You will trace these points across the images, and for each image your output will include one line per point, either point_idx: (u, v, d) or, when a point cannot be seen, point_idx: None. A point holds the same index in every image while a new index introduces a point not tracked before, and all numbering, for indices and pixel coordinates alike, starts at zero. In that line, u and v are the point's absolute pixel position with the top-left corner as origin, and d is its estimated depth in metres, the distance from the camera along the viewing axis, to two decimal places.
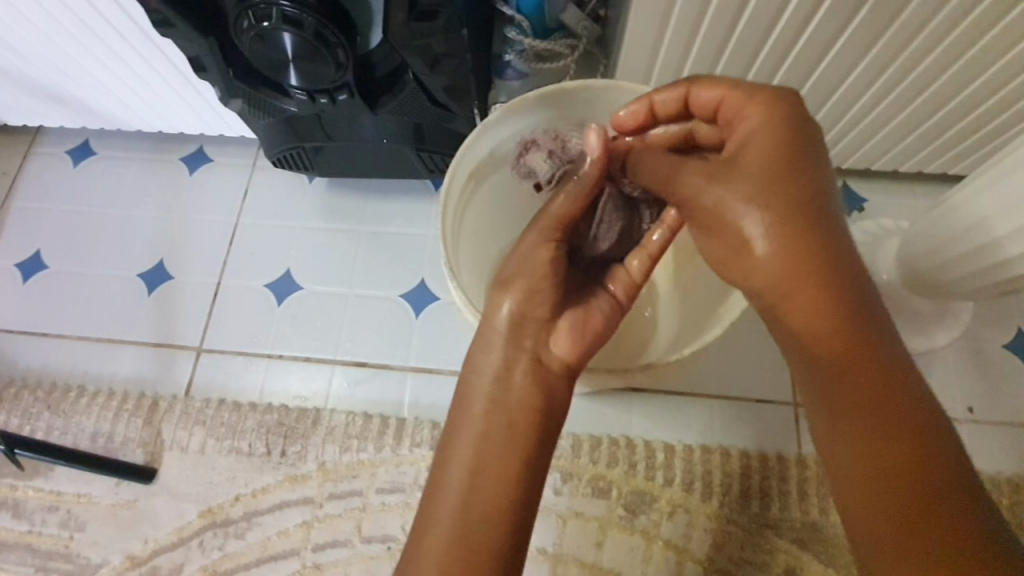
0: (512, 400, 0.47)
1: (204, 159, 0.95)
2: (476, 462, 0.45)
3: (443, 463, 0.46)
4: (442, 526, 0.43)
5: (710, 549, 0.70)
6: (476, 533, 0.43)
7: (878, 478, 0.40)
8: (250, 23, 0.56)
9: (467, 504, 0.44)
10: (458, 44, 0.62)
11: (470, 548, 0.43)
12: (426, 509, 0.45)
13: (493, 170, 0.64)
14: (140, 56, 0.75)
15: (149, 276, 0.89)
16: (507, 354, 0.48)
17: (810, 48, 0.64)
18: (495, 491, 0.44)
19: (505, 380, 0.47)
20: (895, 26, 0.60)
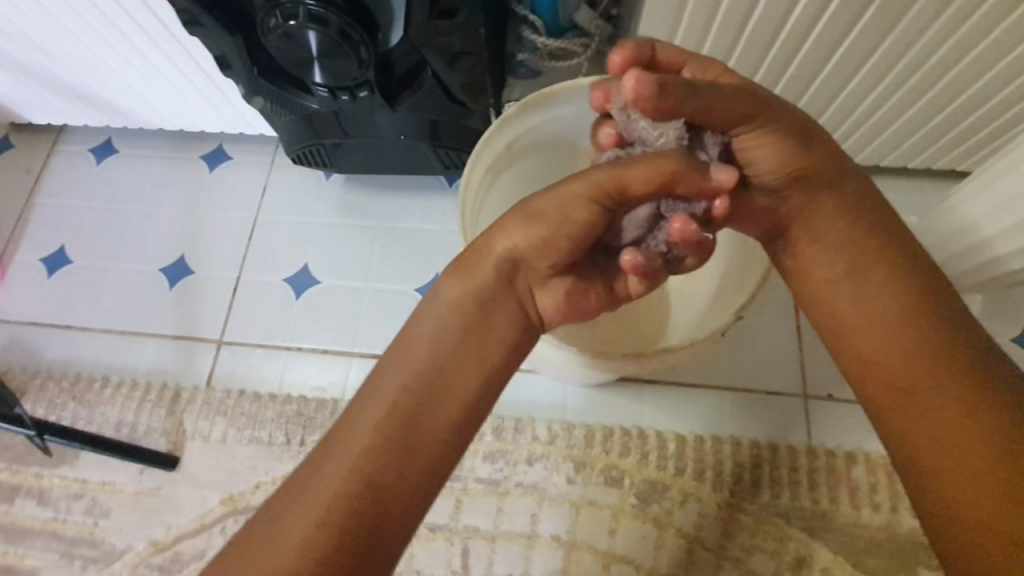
0: (481, 337, 0.48)
1: (223, 157, 0.97)
2: (424, 376, 0.46)
3: (394, 364, 0.46)
4: (371, 420, 0.44)
5: (722, 537, 0.71)
6: (405, 440, 0.44)
7: (947, 425, 0.44)
8: (277, 21, 0.58)
9: (401, 408, 0.45)
10: (476, 42, 0.64)
11: (395, 451, 0.44)
12: (362, 402, 0.46)
13: (510, 164, 0.66)
14: (166, 56, 0.78)
15: (170, 271, 0.91)
16: (489, 288, 0.48)
17: (818, 47, 0.65)
18: (434, 411, 0.45)
19: (480, 314, 0.48)
20: (901, 24, 0.61)
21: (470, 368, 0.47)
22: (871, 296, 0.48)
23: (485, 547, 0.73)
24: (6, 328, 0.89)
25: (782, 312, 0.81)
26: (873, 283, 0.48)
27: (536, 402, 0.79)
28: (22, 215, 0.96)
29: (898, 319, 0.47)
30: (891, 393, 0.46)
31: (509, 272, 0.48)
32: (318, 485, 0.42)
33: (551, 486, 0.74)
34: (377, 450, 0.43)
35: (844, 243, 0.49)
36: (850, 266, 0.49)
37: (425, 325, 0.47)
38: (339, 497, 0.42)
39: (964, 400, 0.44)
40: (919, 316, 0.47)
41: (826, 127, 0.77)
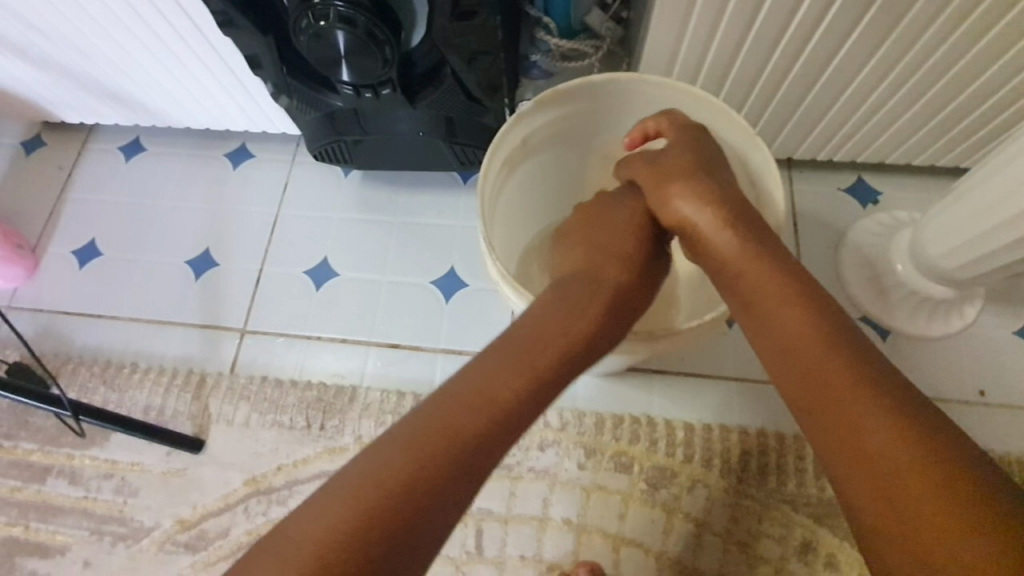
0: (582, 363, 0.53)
1: (247, 155, 1.01)
2: (516, 386, 0.48)
3: (491, 371, 0.49)
4: (457, 410, 0.46)
5: (729, 522, 0.73)
6: (479, 439, 0.46)
7: (882, 477, 0.42)
8: (307, 22, 0.62)
9: (478, 408, 0.47)
10: (493, 42, 0.67)
11: (466, 446, 0.45)
12: (456, 392, 0.48)
13: (525, 158, 0.68)
14: (197, 57, 0.82)
15: (195, 263, 0.95)
16: (596, 305, 0.54)
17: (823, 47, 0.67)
18: (519, 422, 0.48)
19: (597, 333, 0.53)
20: (901, 26, 0.63)
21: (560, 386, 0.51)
22: (783, 326, 0.49)
23: (498, 529, 0.75)
24: (39, 317, 0.93)
25: None
26: (789, 312, 0.49)
27: None
28: (55, 209, 1.00)
29: (795, 348, 0.48)
30: (822, 416, 0.46)
31: (611, 298, 0.55)
32: (389, 461, 0.43)
33: (562, 471, 0.77)
34: (453, 437, 0.45)
35: (755, 274, 0.52)
36: (759, 297, 0.51)
37: (519, 338, 0.51)
38: (400, 476, 0.43)
39: (898, 419, 0.43)
40: (835, 343, 0.47)
41: (831, 125, 0.79)
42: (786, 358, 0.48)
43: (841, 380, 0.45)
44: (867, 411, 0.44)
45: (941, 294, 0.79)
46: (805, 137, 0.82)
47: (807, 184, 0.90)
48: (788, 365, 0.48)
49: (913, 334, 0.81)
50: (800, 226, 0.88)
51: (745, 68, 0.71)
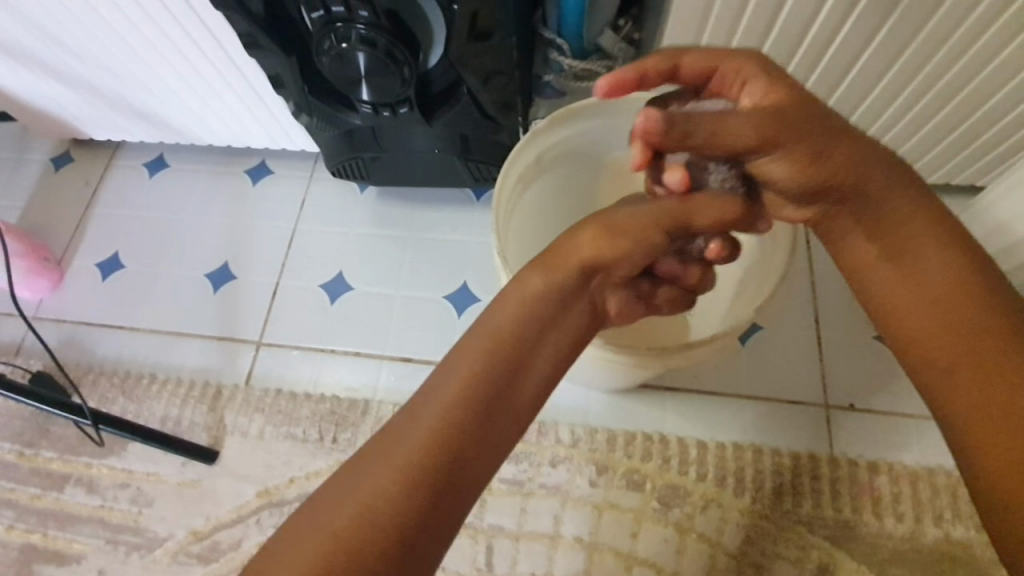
0: (520, 359, 0.45)
1: (266, 172, 1.04)
2: (454, 419, 0.42)
3: (421, 402, 0.43)
4: (388, 455, 0.41)
5: (743, 543, 0.72)
6: (421, 492, 0.40)
7: None
8: (330, 44, 0.64)
9: (481, 392, 0.44)
10: (508, 62, 0.69)
11: (411, 485, 0.40)
12: (414, 409, 0.43)
13: (538, 176, 0.70)
14: (222, 77, 0.85)
15: (214, 276, 0.97)
16: (524, 307, 0.47)
17: (836, 63, 0.68)
18: (463, 445, 0.42)
19: (522, 337, 0.46)
20: (917, 40, 0.64)
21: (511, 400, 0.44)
22: (914, 275, 0.46)
23: (509, 546, 0.75)
24: (63, 327, 0.95)
25: (801, 323, 0.83)
26: (908, 255, 0.46)
27: (559, 406, 0.81)
28: (81, 223, 1.03)
29: (922, 297, 0.46)
30: (936, 373, 0.45)
31: (555, 298, 0.48)
32: (324, 518, 0.39)
33: (574, 488, 0.76)
34: (400, 479, 0.40)
35: (890, 221, 0.46)
36: (903, 249, 0.46)
37: (457, 356, 0.45)
38: (409, 473, 0.40)
39: (1000, 374, 0.42)
40: (965, 280, 0.45)
41: None
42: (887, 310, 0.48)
43: (956, 332, 0.44)
44: (979, 350, 0.43)
45: None
46: None
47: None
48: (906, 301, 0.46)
49: None
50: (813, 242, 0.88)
51: None
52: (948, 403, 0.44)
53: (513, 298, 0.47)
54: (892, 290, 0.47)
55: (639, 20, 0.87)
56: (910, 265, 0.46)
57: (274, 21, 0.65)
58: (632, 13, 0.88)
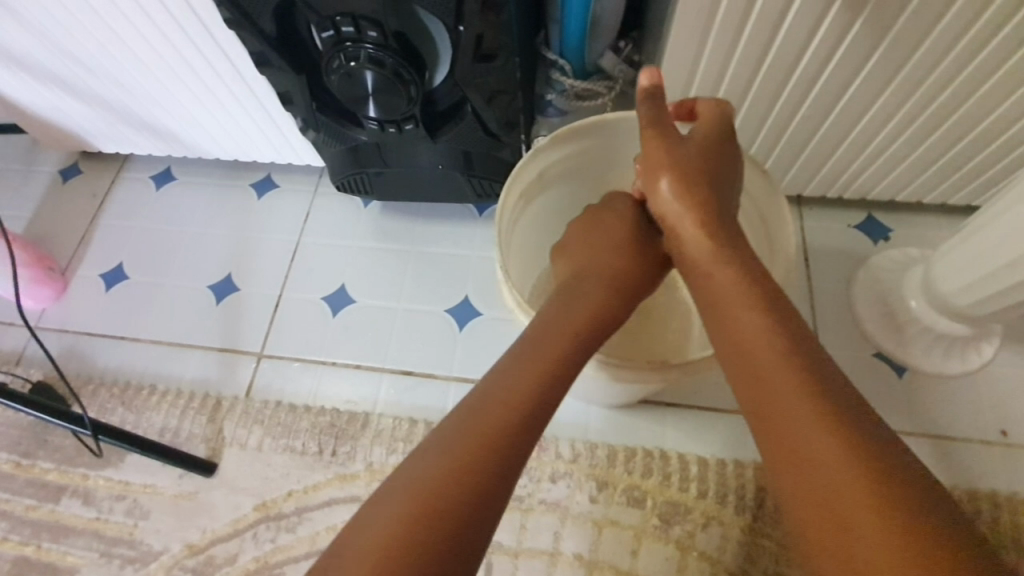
0: (567, 372, 0.51)
1: (271, 185, 1.05)
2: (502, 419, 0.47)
3: (480, 402, 0.48)
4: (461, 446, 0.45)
5: (744, 561, 0.71)
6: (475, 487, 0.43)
7: (837, 473, 0.40)
8: (339, 62, 0.66)
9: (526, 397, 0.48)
10: (511, 81, 0.70)
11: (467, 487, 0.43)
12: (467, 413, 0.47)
13: (541, 192, 0.71)
14: (231, 93, 0.86)
15: (217, 288, 0.97)
16: (560, 328, 0.53)
17: (824, 96, 0.70)
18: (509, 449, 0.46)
19: (567, 350, 0.52)
20: (902, 74, 0.66)
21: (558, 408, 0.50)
22: (757, 359, 0.48)
23: (507, 563, 0.74)
24: (64, 337, 0.95)
25: None
26: (750, 344, 0.48)
27: (560, 420, 0.81)
28: (86, 234, 1.04)
29: (764, 382, 0.46)
30: (781, 467, 0.43)
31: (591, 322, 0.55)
32: (397, 499, 0.42)
33: (574, 504, 0.76)
34: (458, 476, 0.43)
35: (737, 309, 0.51)
36: (731, 292, 0.52)
37: (512, 363, 0.51)
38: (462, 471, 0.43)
39: (833, 479, 0.40)
40: (804, 369, 0.46)
41: (843, 160, 0.80)
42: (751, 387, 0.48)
43: (796, 428, 0.43)
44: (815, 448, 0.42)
45: (956, 331, 0.79)
46: (813, 175, 0.84)
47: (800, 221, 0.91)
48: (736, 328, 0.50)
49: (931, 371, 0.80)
50: (811, 261, 0.89)
51: (753, 108, 0.73)
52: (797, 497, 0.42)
53: (559, 319, 0.55)
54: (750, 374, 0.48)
55: (639, 43, 0.89)
56: (758, 348, 0.48)
57: (285, 39, 0.67)
58: (633, 35, 0.90)
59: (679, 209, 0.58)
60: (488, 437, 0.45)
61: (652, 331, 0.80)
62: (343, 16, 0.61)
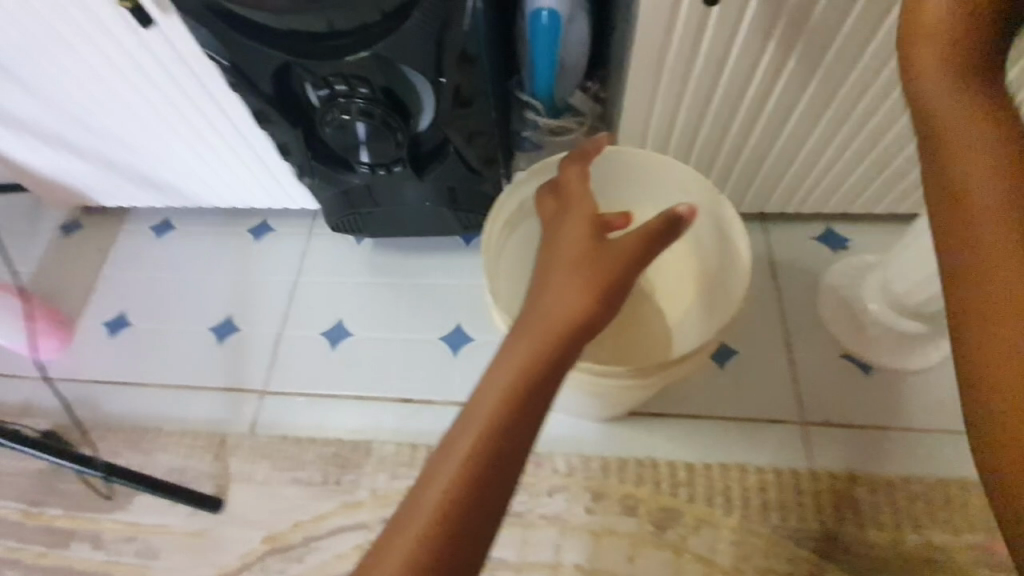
0: (552, 387, 0.41)
1: (268, 230, 1.11)
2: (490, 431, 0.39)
3: (473, 404, 0.41)
4: (394, 566, 0.36)
5: (736, 559, 0.75)
6: (464, 507, 0.37)
7: None
8: (332, 117, 0.71)
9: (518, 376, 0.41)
10: (488, 122, 0.77)
11: (454, 517, 0.37)
12: (466, 418, 0.40)
13: (523, 220, 0.76)
14: (231, 148, 0.93)
15: (219, 329, 1.01)
16: (545, 338, 0.42)
17: (770, 126, 0.78)
18: (500, 467, 0.38)
19: (549, 365, 0.41)
20: (835, 103, 0.74)
21: (531, 422, 0.40)
22: None
23: None
24: (71, 385, 0.98)
25: (772, 345, 0.89)
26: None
27: (554, 436, 0.85)
28: (88, 285, 1.08)
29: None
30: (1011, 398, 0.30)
31: (550, 356, 0.41)
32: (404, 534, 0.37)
33: (571, 516, 0.79)
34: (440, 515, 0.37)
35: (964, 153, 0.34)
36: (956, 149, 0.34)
37: (508, 361, 0.42)
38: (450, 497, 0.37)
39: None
40: None
41: (797, 178, 0.87)
42: (926, 142, 0.36)
43: None
44: None
45: (914, 329, 0.85)
46: (772, 193, 0.91)
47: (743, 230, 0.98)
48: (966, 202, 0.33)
49: (896, 369, 0.86)
50: (780, 271, 0.95)
51: (710, 133, 0.80)
52: (980, 221, 0.33)
53: (536, 325, 0.43)
54: (924, 105, 0.36)
55: (605, 82, 0.98)
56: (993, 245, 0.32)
57: (282, 97, 0.72)
58: (599, 74, 0.99)
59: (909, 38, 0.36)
60: (441, 509, 0.37)
61: (638, 345, 0.85)
62: (335, 76, 0.67)
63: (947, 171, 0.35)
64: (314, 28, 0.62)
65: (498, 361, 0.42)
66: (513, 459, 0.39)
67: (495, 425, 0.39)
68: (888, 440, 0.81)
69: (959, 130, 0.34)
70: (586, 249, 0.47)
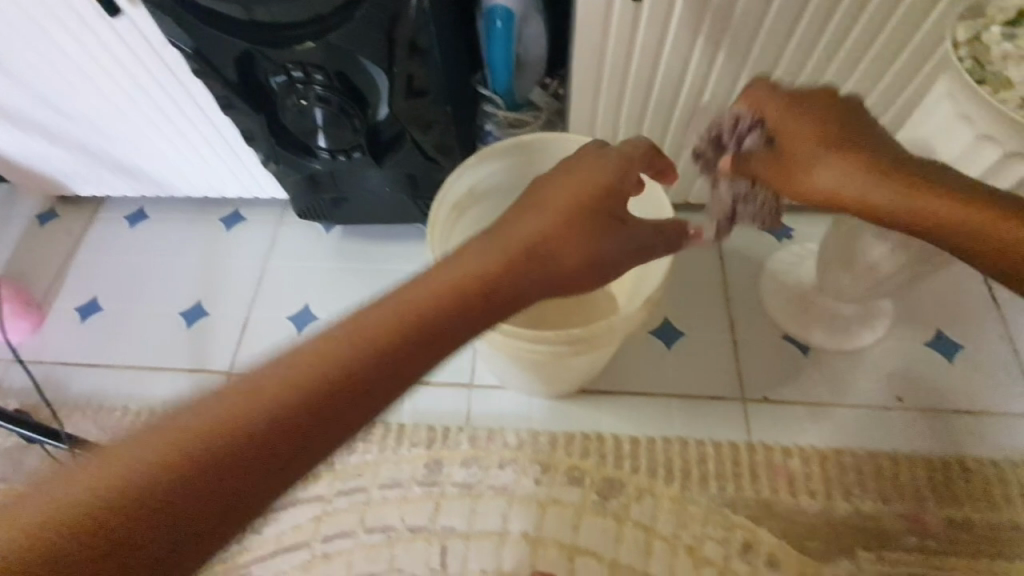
0: (479, 317, 0.39)
1: (240, 219, 1.14)
2: (394, 326, 0.36)
3: (391, 293, 0.38)
4: (207, 427, 0.31)
5: (675, 527, 0.78)
6: (327, 394, 0.33)
7: None
8: (291, 102, 0.76)
9: (452, 288, 0.38)
10: (444, 112, 0.80)
11: (315, 401, 0.33)
12: (374, 306, 0.37)
13: (473, 205, 0.79)
14: (202, 136, 0.97)
15: (188, 313, 1.05)
16: (497, 260, 0.41)
17: None
18: (388, 372, 0.35)
19: (489, 290, 0.40)
20: None
21: (440, 340, 0.38)
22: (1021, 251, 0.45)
23: (461, 545, 0.80)
24: (41, 366, 1.01)
25: (716, 327, 0.93)
26: None
27: (505, 414, 0.89)
28: (62, 271, 1.11)
29: None
30: None
31: (494, 282, 0.40)
32: (239, 398, 0.32)
33: (519, 487, 0.82)
34: (299, 393, 0.33)
35: (905, 212, 0.48)
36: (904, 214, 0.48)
37: (451, 264, 0.40)
38: (319, 378, 0.34)
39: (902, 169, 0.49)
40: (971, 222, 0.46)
41: None
42: (861, 212, 0.50)
43: None
44: None
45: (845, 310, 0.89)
46: None
47: (693, 217, 1.01)
48: (948, 237, 0.48)
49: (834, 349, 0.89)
50: (727, 258, 0.99)
51: (654, 122, 0.83)
52: (897, 218, 0.49)
53: (498, 242, 0.42)
54: (846, 196, 0.50)
55: (563, 79, 1.03)
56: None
57: (245, 84, 0.76)
58: (559, 73, 1.04)
59: (823, 164, 0.50)
60: (302, 387, 0.33)
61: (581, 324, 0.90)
62: (293, 64, 0.71)
63: (894, 217, 0.49)
64: (288, 17, 0.66)
65: (436, 265, 0.40)
66: (398, 373, 0.36)
67: (403, 325, 0.36)
68: (824, 415, 0.84)
69: (887, 211, 0.49)
70: (582, 201, 0.47)
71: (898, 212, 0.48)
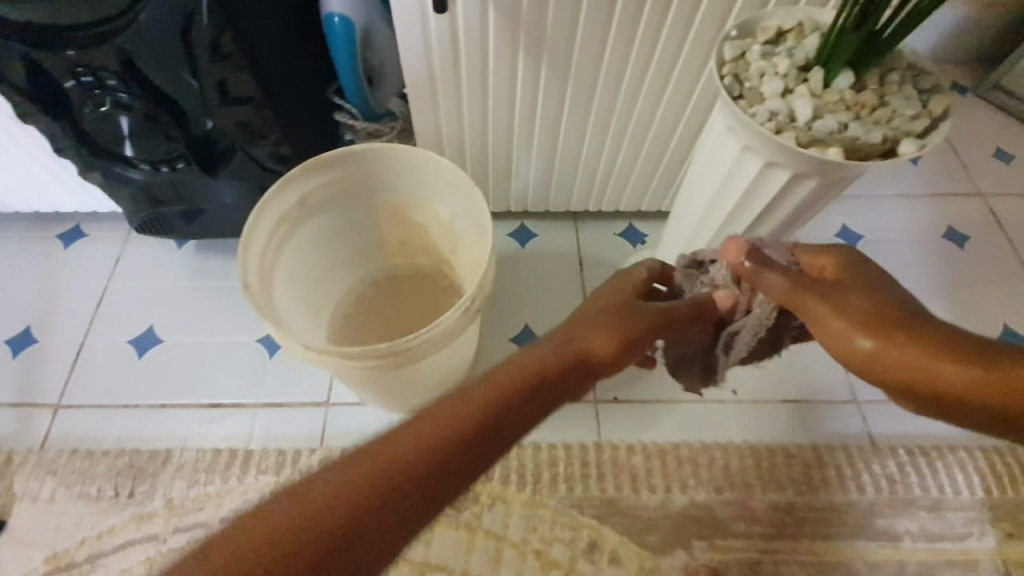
0: (459, 472, 0.43)
1: (81, 235, 1.05)
2: (359, 490, 0.40)
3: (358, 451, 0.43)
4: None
5: (524, 533, 0.79)
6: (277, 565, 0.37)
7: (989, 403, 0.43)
8: (88, 107, 0.69)
9: (424, 443, 0.43)
10: (272, 122, 0.76)
11: (278, 544, 0.38)
12: (337, 470, 0.41)
13: (308, 217, 0.76)
14: (11, 149, 0.87)
15: (15, 341, 0.95)
16: (453, 421, 0.44)
17: None
18: (347, 531, 0.39)
19: (451, 458, 0.43)
20: None
21: (402, 505, 0.41)
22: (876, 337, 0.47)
23: None
24: None
25: None
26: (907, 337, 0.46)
27: (363, 430, 0.88)
28: None
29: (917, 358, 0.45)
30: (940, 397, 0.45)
31: (461, 433, 0.44)
32: (217, 552, 0.37)
33: None
34: (262, 536, 0.38)
35: (806, 304, 0.50)
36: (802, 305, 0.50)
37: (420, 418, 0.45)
38: (281, 525, 0.39)
39: (850, 301, 0.48)
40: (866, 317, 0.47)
41: None
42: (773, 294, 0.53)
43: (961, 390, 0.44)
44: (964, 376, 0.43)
45: None
46: None
47: (554, 225, 1.04)
48: (834, 318, 0.48)
49: None
50: (585, 264, 1.01)
51: None
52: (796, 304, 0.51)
53: (467, 396, 0.46)
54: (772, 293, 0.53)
55: None
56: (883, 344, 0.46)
57: (37, 90, 0.68)
58: None
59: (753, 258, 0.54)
60: (264, 534, 0.38)
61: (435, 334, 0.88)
62: (81, 67, 0.65)
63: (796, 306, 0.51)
64: (76, 19, 0.61)
65: (400, 423, 0.45)
66: (350, 554, 0.39)
67: (362, 479, 0.41)
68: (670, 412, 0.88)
69: (795, 293, 0.51)
70: (546, 362, 0.50)
71: (804, 295, 0.50)
